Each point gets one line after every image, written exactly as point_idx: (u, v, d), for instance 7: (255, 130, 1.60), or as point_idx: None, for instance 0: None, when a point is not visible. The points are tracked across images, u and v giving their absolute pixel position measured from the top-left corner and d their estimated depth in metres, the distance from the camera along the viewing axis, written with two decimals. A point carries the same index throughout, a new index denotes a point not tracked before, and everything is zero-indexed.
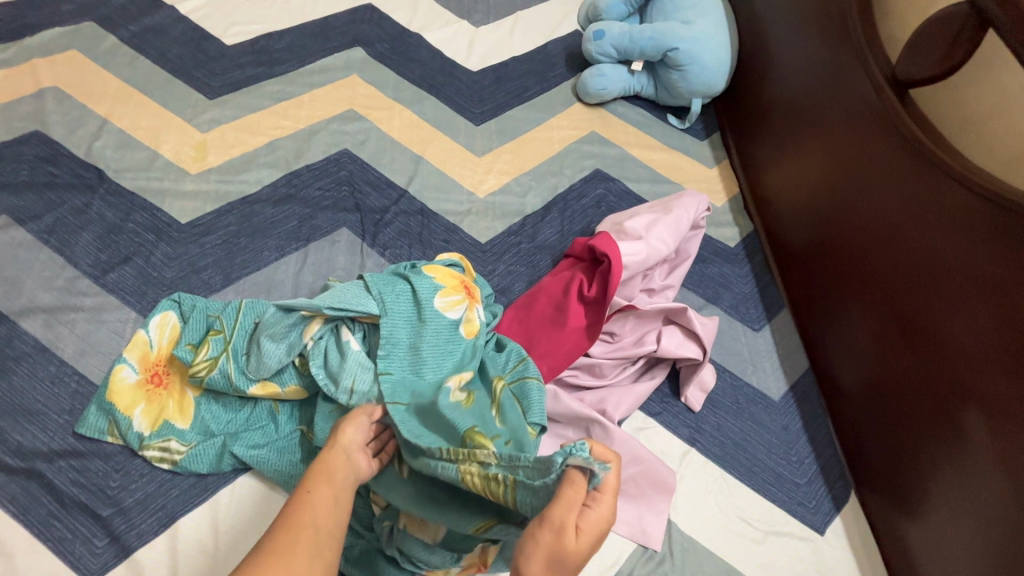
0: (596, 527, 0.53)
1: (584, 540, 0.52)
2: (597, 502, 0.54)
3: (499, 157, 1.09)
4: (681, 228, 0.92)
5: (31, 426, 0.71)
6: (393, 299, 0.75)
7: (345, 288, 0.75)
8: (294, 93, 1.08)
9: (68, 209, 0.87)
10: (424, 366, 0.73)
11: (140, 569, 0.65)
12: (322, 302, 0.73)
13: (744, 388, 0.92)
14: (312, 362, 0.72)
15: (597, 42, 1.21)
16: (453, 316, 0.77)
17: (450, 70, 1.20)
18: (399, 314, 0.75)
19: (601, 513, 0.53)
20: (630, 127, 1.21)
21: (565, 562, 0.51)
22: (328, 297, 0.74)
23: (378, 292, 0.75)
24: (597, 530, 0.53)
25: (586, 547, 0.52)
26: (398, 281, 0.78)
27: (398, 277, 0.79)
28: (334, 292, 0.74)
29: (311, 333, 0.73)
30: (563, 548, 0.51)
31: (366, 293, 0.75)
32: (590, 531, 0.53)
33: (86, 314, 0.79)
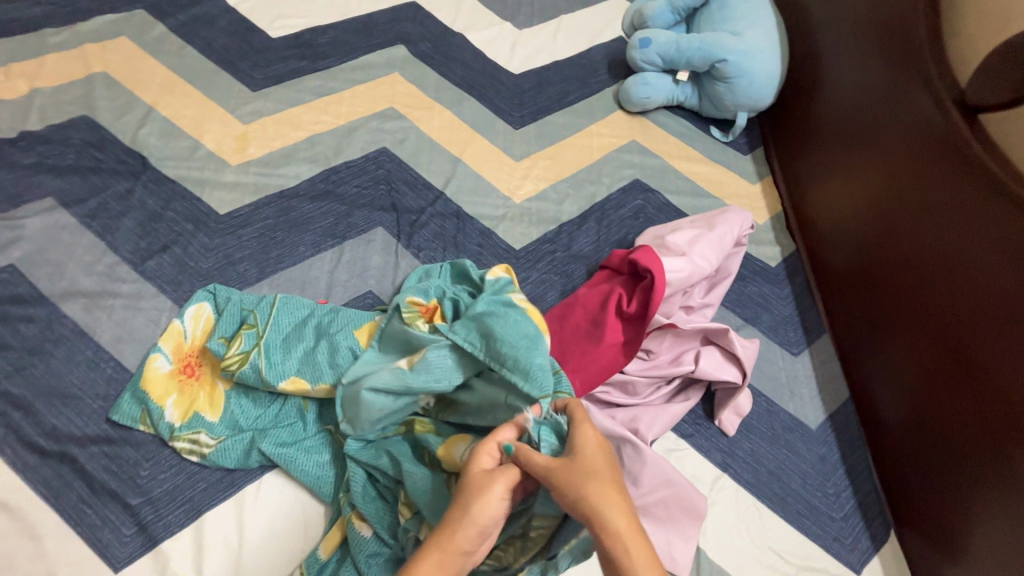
0: (595, 448, 0.55)
1: (592, 447, 0.55)
2: (578, 429, 0.58)
3: (537, 162, 1.08)
4: (723, 245, 0.89)
5: (66, 410, 0.71)
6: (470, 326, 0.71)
7: (438, 351, 0.70)
8: (335, 88, 1.08)
9: (111, 194, 0.88)
10: None
11: (166, 561, 0.64)
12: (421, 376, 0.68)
13: (781, 415, 0.89)
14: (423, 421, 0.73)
15: (643, 50, 1.19)
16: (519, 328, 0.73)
17: (491, 72, 1.18)
18: (517, 347, 0.68)
19: (586, 429, 0.58)
20: (672, 137, 1.18)
21: (596, 470, 0.53)
22: (428, 368, 0.69)
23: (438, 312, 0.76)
24: (599, 447, 0.56)
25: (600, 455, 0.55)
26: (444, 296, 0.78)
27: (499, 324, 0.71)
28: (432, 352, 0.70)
29: (429, 396, 0.70)
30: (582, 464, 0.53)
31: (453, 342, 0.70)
32: (594, 450, 0.55)
33: (124, 301, 0.79)
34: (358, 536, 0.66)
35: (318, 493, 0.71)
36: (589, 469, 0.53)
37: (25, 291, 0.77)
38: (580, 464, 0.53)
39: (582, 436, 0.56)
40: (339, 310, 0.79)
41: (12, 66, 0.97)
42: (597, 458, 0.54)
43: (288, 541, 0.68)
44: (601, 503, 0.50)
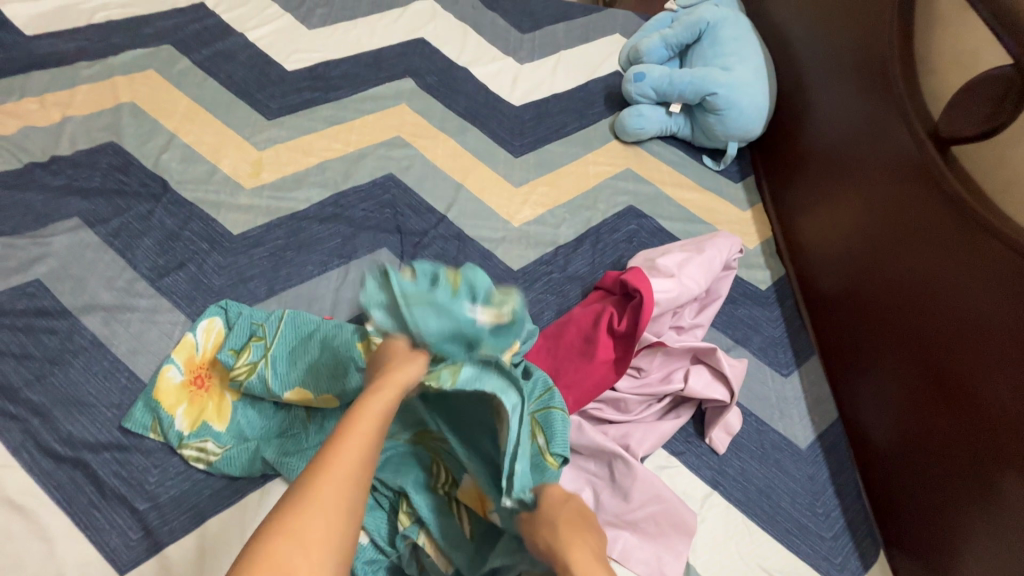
0: (565, 504, 0.64)
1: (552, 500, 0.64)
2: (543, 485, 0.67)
3: (536, 188, 1.13)
4: (712, 268, 0.93)
5: (82, 417, 0.75)
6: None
7: None
8: (346, 117, 1.15)
9: (132, 215, 0.93)
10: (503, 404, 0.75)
11: (169, 565, 0.67)
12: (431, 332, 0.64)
13: (770, 434, 0.91)
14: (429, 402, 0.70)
15: (637, 84, 1.25)
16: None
17: (493, 104, 1.25)
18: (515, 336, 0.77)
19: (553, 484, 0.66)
20: (665, 166, 1.24)
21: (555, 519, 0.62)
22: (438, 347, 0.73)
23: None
24: (569, 502, 0.65)
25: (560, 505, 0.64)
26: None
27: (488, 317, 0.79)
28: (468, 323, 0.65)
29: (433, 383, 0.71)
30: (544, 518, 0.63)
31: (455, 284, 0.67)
32: (565, 506, 0.64)
33: (140, 315, 0.84)
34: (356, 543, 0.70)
35: None
36: (551, 519, 0.62)
37: (49, 305, 0.82)
38: (550, 518, 0.62)
39: (554, 497, 0.65)
40: (343, 324, 0.81)
41: (47, 97, 1.04)
42: (568, 516, 0.63)
43: None
44: (570, 549, 0.60)
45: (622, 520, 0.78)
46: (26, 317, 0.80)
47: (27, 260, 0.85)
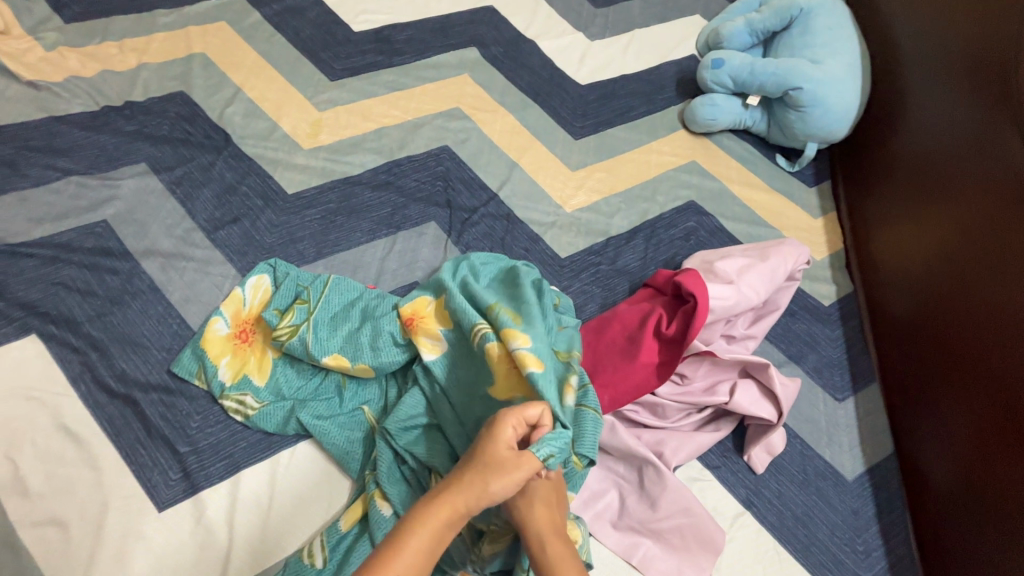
0: (521, 467, 0.61)
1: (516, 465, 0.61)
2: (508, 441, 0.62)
3: (593, 174, 1.08)
4: (774, 278, 0.87)
5: (136, 356, 0.78)
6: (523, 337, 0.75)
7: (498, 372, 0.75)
8: (407, 84, 1.13)
9: (195, 165, 0.95)
10: None
11: (204, 507, 0.70)
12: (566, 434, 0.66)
13: (815, 460, 0.86)
14: None
15: (714, 71, 1.16)
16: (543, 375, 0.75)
17: (558, 81, 1.20)
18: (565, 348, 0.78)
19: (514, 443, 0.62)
20: (734, 162, 1.16)
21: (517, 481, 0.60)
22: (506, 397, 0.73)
23: (525, 300, 0.77)
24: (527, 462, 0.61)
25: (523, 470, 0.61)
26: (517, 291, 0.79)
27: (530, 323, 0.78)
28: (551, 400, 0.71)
29: None
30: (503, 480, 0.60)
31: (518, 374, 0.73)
32: (520, 469, 0.61)
33: (195, 264, 0.86)
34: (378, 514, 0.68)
35: (344, 468, 0.74)
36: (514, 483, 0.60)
37: (113, 246, 0.85)
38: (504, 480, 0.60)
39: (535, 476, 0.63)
40: (385, 296, 0.83)
41: (126, 42, 1.07)
42: (544, 494, 0.64)
43: (311, 511, 0.72)
44: (534, 524, 0.61)
45: (645, 527, 0.76)
46: (92, 255, 0.84)
47: (97, 200, 0.89)
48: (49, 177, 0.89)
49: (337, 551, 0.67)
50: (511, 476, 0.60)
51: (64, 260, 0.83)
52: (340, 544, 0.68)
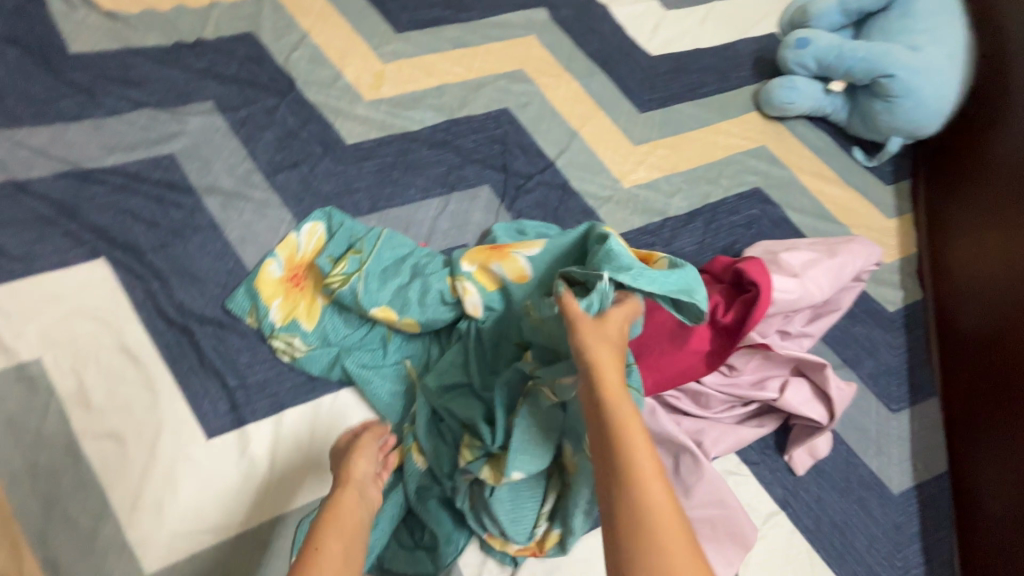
0: (598, 350, 0.56)
1: (598, 349, 0.56)
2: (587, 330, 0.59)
3: (655, 150, 1.04)
4: (841, 276, 0.82)
5: (193, 289, 0.80)
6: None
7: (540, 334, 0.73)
8: (472, 41, 1.10)
9: (259, 107, 0.96)
10: None
11: (247, 440, 0.72)
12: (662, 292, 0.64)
13: (860, 469, 0.82)
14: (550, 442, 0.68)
15: (798, 51, 1.08)
16: None
17: (628, 51, 1.15)
18: None
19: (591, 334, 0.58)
20: (807, 151, 1.09)
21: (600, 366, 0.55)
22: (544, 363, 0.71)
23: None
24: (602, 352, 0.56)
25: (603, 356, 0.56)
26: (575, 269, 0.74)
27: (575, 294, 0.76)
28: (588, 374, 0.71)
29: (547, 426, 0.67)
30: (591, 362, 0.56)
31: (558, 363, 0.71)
32: (598, 352, 0.56)
33: (253, 206, 0.87)
34: (412, 467, 0.69)
35: (382, 418, 0.75)
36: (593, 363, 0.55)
37: (178, 180, 0.87)
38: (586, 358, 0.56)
39: (592, 352, 0.56)
40: (436, 255, 0.83)
41: None
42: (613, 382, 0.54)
43: None
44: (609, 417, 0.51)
45: None
46: (159, 188, 0.86)
47: (166, 134, 0.90)
48: (122, 107, 0.91)
49: None
50: (365, 452, 0.63)
51: (133, 189, 0.85)
52: None
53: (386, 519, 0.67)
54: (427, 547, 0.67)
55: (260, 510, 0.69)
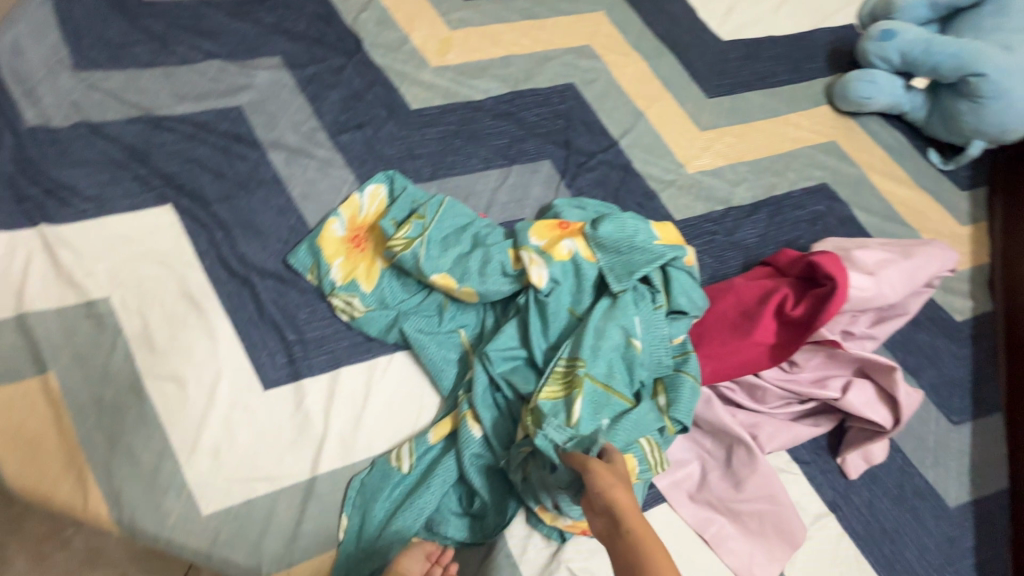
0: (608, 483, 0.53)
1: (606, 479, 0.53)
2: (591, 464, 0.55)
3: (721, 137, 1.01)
4: (915, 279, 0.78)
5: (256, 242, 0.81)
6: (632, 304, 0.71)
7: (600, 313, 0.71)
8: (540, 14, 1.07)
9: (326, 66, 0.95)
10: (651, 362, 0.71)
11: (303, 395, 0.73)
12: (687, 280, 0.75)
13: (915, 478, 0.80)
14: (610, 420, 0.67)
15: (882, 43, 1.03)
16: (643, 325, 0.71)
17: (699, 33, 1.11)
18: (677, 298, 0.73)
19: (598, 465, 0.55)
20: (879, 149, 1.05)
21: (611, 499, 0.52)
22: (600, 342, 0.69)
23: (638, 271, 0.72)
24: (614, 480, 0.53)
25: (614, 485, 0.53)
26: (629, 257, 0.73)
27: (638, 270, 0.72)
28: (640, 353, 0.70)
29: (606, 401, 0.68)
30: (602, 495, 0.52)
31: (616, 350, 0.69)
32: (607, 485, 0.53)
33: (317, 164, 0.87)
34: (468, 434, 0.69)
35: (436, 384, 0.75)
36: (603, 497, 0.52)
37: (245, 133, 0.88)
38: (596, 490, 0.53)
39: (614, 497, 0.51)
40: (497, 227, 0.82)
41: None
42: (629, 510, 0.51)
43: (400, 417, 0.74)
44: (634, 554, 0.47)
45: (723, 505, 0.74)
46: (226, 139, 0.87)
47: (234, 86, 0.91)
48: (194, 57, 0.92)
49: (424, 459, 0.70)
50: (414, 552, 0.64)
51: (200, 138, 0.86)
52: (427, 454, 0.71)
53: (440, 484, 0.68)
54: (478, 513, 0.69)
55: (312, 464, 0.70)
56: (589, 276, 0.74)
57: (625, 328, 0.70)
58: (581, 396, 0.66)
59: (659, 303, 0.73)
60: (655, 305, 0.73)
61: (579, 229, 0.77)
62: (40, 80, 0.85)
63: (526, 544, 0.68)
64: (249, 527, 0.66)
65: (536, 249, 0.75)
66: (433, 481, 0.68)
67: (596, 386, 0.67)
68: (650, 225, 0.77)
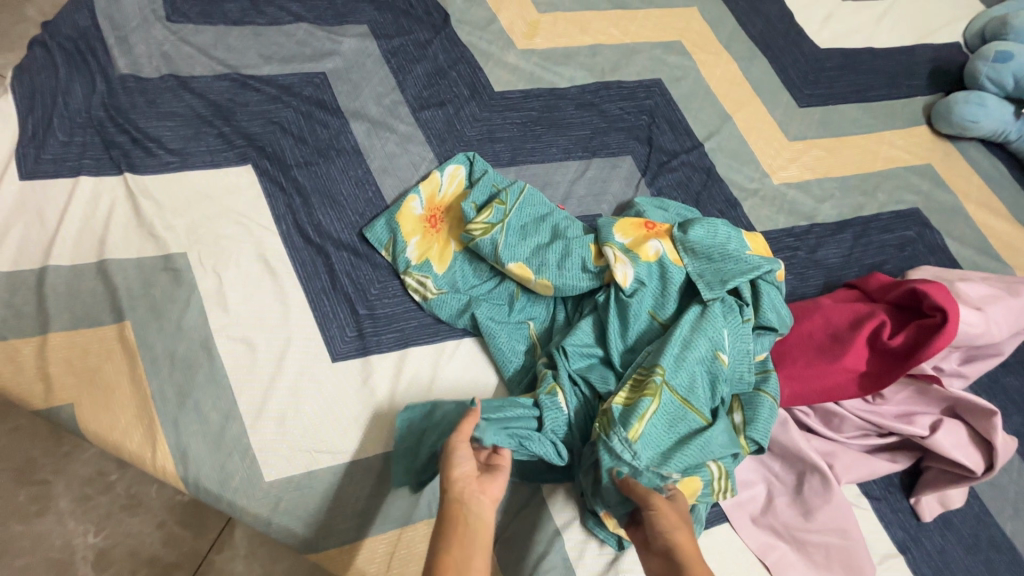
0: (669, 519, 0.54)
1: (665, 516, 0.54)
2: (650, 497, 0.56)
3: (810, 149, 0.97)
4: (1020, 321, 0.75)
5: (333, 212, 0.80)
6: (720, 316, 0.68)
7: (687, 324, 0.67)
8: (631, 4, 1.04)
9: (412, 39, 0.93)
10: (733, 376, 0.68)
11: (370, 371, 0.72)
12: (778, 297, 0.72)
13: (991, 528, 0.75)
14: (678, 440, 0.64)
15: (997, 65, 0.98)
16: (730, 338, 0.68)
17: (795, 38, 1.06)
18: (766, 314, 0.70)
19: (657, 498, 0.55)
20: (977, 177, 0.99)
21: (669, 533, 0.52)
22: (684, 353, 0.66)
23: (730, 281, 0.69)
24: (673, 518, 0.54)
25: (673, 520, 0.54)
26: (721, 265, 0.70)
27: (731, 280, 0.69)
28: (722, 371, 0.66)
29: (677, 418, 0.64)
30: (661, 530, 0.53)
31: (699, 364, 0.66)
32: (668, 519, 0.54)
33: (397, 138, 0.86)
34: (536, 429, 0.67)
35: (502, 373, 0.73)
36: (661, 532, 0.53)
37: (328, 100, 0.86)
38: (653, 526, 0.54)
39: (673, 538, 0.52)
40: (577, 220, 0.79)
41: None
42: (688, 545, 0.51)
43: None
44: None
45: (788, 532, 0.71)
46: (309, 105, 0.85)
47: (320, 52, 0.90)
48: (283, 20, 0.91)
49: None
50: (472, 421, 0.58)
51: (284, 101, 0.85)
52: None
53: (519, 408, 0.65)
54: (530, 488, 0.69)
55: (375, 442, 0.69)
56: (675, 281, 0.71)
57: (710, 340, 0.67)
58: (654, 406, 0.63)
59: (746, 317, 0.70)
60: (742, 317, 0.70)
61: (666, 232, 0.74)
62: (133, 29, 0.86)
63: (584, 549, 0.66)
64: (310, 497, 0.65)
65: (621, 247, 0.72)
66: (507, 405, 0.65)
67: (674, 398, 0.64)
68: (741, 235, 0.74)
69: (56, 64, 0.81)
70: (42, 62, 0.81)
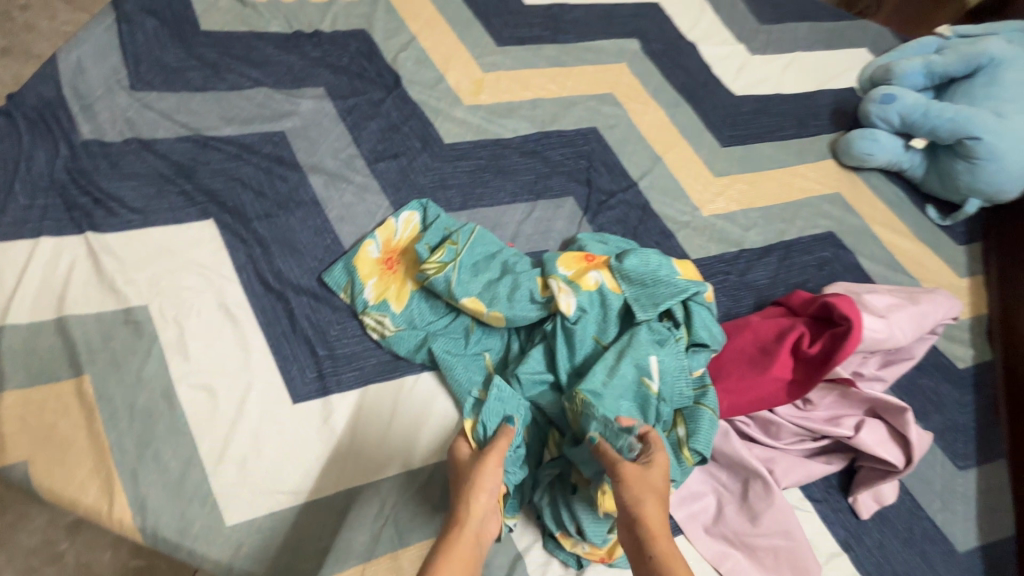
0: (635, 478, 0.59)
1: (633, 475, 0.59)
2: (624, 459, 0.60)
3: (735, 183, 1.07)
4: (922, 324, 0.83)
5: (292, 259, 0.84)
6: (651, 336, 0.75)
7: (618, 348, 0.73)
8: (566, 62, 1.15)
9: (366, 98, 1.01)
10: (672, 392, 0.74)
11: (331, 410, 0.74)
12: (708, 315, 0.78)
13: (924, 521, 0.81)
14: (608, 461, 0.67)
15: (883, 106, 1.11)
16: (664, 357, 0.74)
17: (713, 87, 1.19)
18: (699, 332, 0.76)
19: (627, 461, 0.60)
20: (881, 202, 1.12)
21: (639, 492, 0.58)
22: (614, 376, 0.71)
23: (662, 303, 0.76)
24: (641, 479, 0.59)
25: (647, 482, 0.59)
26: (654, 289, 0.77)
27: (660, 303, 0.76)
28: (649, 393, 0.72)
29: None
30: (629, 488, 0.58)
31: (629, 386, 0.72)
32: (635, 479, 0.59)
33: (353, 188, 0.91)
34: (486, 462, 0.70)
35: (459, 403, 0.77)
36: (633, 492, 0.58)
37: (287, 156, 0.92)
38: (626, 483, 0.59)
39: (639, 503, 0.57)
40: (524, 255, 0.85)
41: None
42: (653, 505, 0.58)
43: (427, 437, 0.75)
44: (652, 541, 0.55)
45: (739, 539, 0.74)
46: (269, 161, 0.91)
47: (279, 113, 0.96)
48: (243, 84, 0.98)
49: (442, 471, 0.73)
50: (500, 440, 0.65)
51: (245, 159, 0.90)
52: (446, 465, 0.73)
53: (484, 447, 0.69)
54: None
55: (337, 479, 0.70)
56: (613, 308, 0.77)
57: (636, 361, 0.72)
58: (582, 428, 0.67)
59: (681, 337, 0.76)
60: (676, 335, 0.76)
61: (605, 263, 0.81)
62: (97, 97, 0.91)
63: (546, 569, 0.69)
64: (272, 540, 0.66)
65: (563, 279, 0.78)
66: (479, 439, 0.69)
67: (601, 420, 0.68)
68: (672, 262, 0.81)
69: (19, 132, 0.85)
70: (4, 130, 0.84)
